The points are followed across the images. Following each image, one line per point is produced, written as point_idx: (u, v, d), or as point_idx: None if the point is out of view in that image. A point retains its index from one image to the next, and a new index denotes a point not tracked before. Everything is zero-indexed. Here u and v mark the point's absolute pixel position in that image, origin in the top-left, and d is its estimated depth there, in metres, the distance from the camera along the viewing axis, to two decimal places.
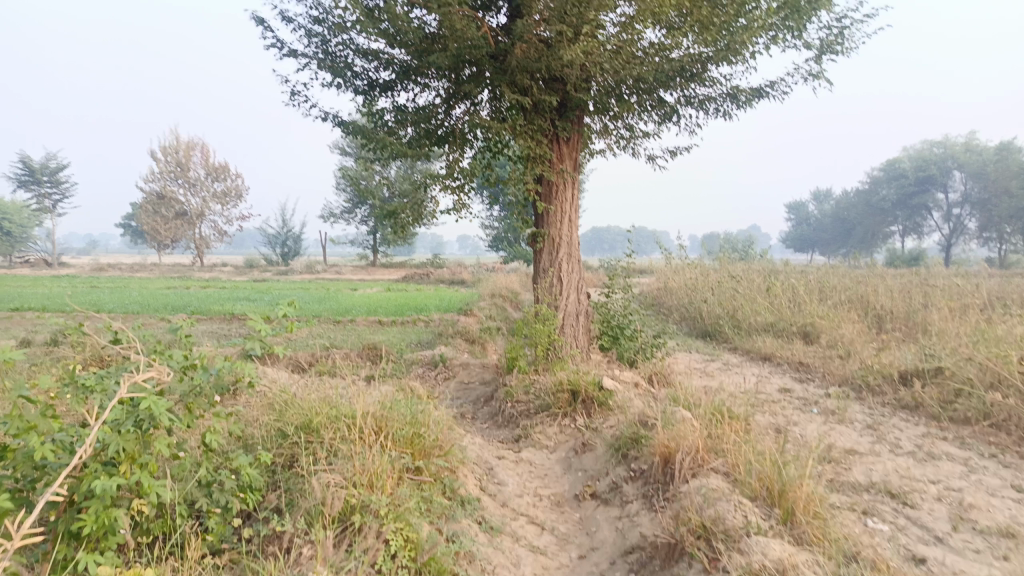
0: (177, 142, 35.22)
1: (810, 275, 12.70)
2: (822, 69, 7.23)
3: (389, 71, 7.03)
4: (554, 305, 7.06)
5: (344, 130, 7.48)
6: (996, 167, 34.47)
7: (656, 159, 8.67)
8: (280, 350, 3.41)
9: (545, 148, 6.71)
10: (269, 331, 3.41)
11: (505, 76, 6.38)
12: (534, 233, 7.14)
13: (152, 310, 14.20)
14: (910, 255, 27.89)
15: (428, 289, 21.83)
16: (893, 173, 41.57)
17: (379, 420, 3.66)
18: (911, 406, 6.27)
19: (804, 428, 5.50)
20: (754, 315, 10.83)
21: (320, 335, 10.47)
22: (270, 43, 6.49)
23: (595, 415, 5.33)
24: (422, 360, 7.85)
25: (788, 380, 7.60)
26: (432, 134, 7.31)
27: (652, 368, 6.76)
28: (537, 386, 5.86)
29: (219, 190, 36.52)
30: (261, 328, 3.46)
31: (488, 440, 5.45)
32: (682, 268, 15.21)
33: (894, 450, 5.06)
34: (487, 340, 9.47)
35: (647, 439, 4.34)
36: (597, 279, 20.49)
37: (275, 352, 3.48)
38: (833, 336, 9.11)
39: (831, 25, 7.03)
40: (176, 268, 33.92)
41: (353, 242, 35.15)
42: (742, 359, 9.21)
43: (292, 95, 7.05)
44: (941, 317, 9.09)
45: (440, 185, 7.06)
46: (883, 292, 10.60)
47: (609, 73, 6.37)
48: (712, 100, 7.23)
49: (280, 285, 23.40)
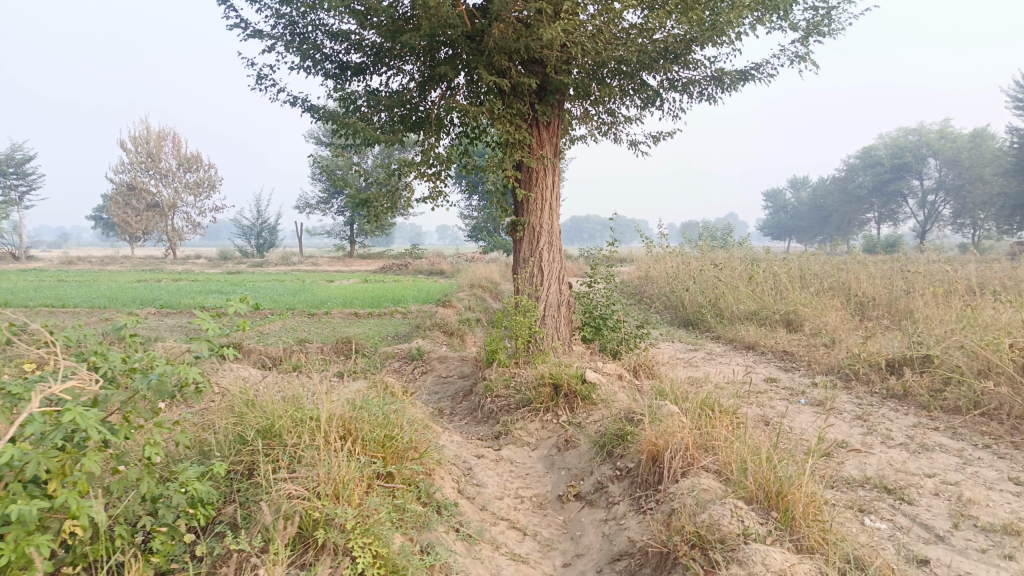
0: (148, 132, 34.47)
1: (792, 263, 12.58)
2: (808, 51, 7.04)
3: (360, 53, 6.72)
4: (535, 296, 6.83)
5: (314, 115, 7.16)
6: (970, 154, 34.70)
7: (637, 145, 8.45)
8: (231, 352, 3.16)
9: (524, 133, 6.45)
10: (216, 333, 3.15)
11: (481, 57, 6.11)
12: (514, 221, 6.90)
13: (121, 303, 13.79)
14: (886, 241, 27.98)
15: (406, 280, 21.56)
16: (869, 161, 41.82)
17: (348, 420, 3.41)
18: (900, 395, 6.13)
19: (793, 420, 5.33)
20: (736, 303, 10.68)
21: (293, 328, 10.16)
22: (232, 22, 6.14)
23: (579, 410, 5.11)
24: (398, 354, 7.58)
25: (773, 370, 7.45)
26: (406, 120, 7.04)
27: (635, 359, 6.55)
28: (518, 380, 5.64)
29: (191, 181, 35.80)
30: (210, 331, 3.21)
31: (466, 436, 5.22)
32: (663, 257, 15.05)
33: (886, 442, 4.90)
34: (466, 331, 9.23)
35: (633, 436, 4.13)
36: (577, 270, 20.32)
37: (226, 352, 3.18)
38: (817, 324, 8.97)
39: (817, 5, 6.81)
40: (149, 260, 33.23)
41: (330, 233, 34.65)
42: (726, 348, 9.05)
43: (258, 79, 6.71)
44: (925, 303, 9.00)
45: (415, 173, 6.78)
46: (865, 279, 10.49)
47: (590, 55, 6.12)
48: (695, 83, 7.02)
49: (254, 277, 22.95)
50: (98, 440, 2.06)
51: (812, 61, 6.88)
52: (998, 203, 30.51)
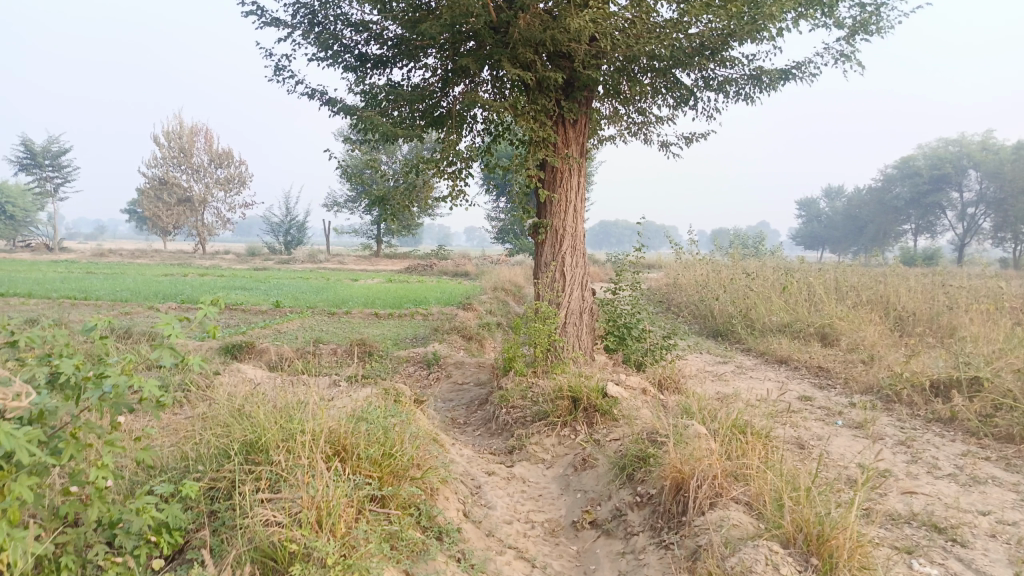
0: (181, 128, 34.86)
1: (827, 273, 12.11)
2: (853, 49, 6.64)
3: (381, 45, 6.49)
4: (556, 302, 6.51)
5: (333, 109, 6.93)
6: (1013, 167, 33.69)
7: (669, 146, 8.10)
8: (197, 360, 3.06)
9: (549, 130, 6.14)
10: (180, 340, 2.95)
11: (505, 50, 5.84)
12: (536, 223, 6.59)
13: (143, 298, 13.75)
14: (924, 254, 27.12)
15: (431, 281, 21.34)
16: (907, 171, 40.79)
17: (344, 434, 3.16)
18: (946, 419, 5.70)
19: (830, 445, 4.95)
20: (768, 314, 10.27)
21: (311, 328, 9.97)
22: (249, 9, 5.92)
23: (598, 426, 4.79)
24: (413, 358, 7.31)
25: (807, 387, 7.04)
26: (427, 115, 6.79)
27: (660, 372, 6.21)
28: (535, 391, 5.32)
29: (222, 177, 36.09)
30: (174, 336, 3.08)
31: (478, 450, 4.93)
32: (693, 265, 14.63)
33: (932, 472, 4.50)
34: (485, 336, 8.95)
35: (656, 458, 3.80)
36: (603, 275, 20.00)
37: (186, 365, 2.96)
38: (854, 339, 8.54)
39: (865, 1, 6.40)
40: (179, 255, 33.48)
41: (358, 232, 34.66)
42: (756, 362, 8.66)
43: (276, 70, 6.51)
44: (971, 321, 8.51)
45: (435, 170, 6.51)
46: (904, 292, 10.00)
47: (620, 49, 5.81)
48: (732, 82, 6.67)
49: (279, 274, 22.94)
50: (31, 461, 1.81)
51: (857, 60, 6.48)
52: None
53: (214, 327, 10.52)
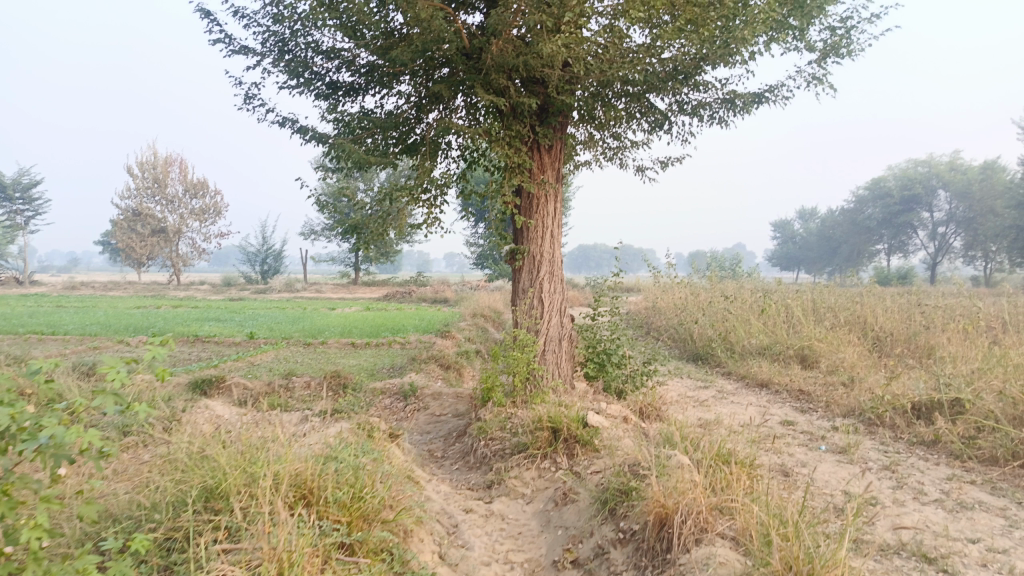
0: (156, 158, 34.57)
1: (805, 294, 12.16)
2: (825, 72, 6.69)
3: (353, 72, 6.42)
4: (534, 329, 6.39)
5: (305, 136, 6.82)
6: (980, 186, 34.46)
7: (645, 171, 8.09)
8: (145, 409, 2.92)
9: (524, 156, 6.07)
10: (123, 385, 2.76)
11: (479, 75, 5.80)
12: (513, 249, 6.49)
13: (114, 331, 13.43)
14: (898, 273, 27.48)
15: (409, 309, 21.15)
16: (878, 192, 41.50)
17: (310, 476, 3.03)
18: (929, 442, 5.64)
19: (815, 472, 4.85)
20: (747, 337, 10.24)
21: (286, 360, 9.76)
22: (217, 38, 5.83)
23: (579, 457, 4.67)
24: (389, 390, 7.14)
25: (789, 411, 6.97)
26: (401, 142, 6.71)
27: (641, 400, 6.11)
28: (514, 422, 5.17)
29: (197, 207, 35.74)
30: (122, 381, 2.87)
31: (455, 486, 4.78)
32: (671, 288, 14.62)
33: (918, 498, 4.42)
34: (463, 365, 8.80)
35: (639, 492, 3.69)
36: (583, 300, 19.98)
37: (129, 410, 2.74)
38: (833, 361, 8.51)
39: (835, 25, 6.47)
40: (152, 286, 32.97)
41: (335, 260, 34.40)
42: (738, 385, 8.60)
43: (246, 98, 6.41)
44: (948, 340, 8.54)
45: (409, 197, 6.41)
46: (881, 312, 10.04)
47: (593, 74, 5.78)
48: (705, 106, 6.67)
49: (255, 305, 22.65)
50: None
51: (829, 83, 6.51)
52: (1010, 237, 30.16)
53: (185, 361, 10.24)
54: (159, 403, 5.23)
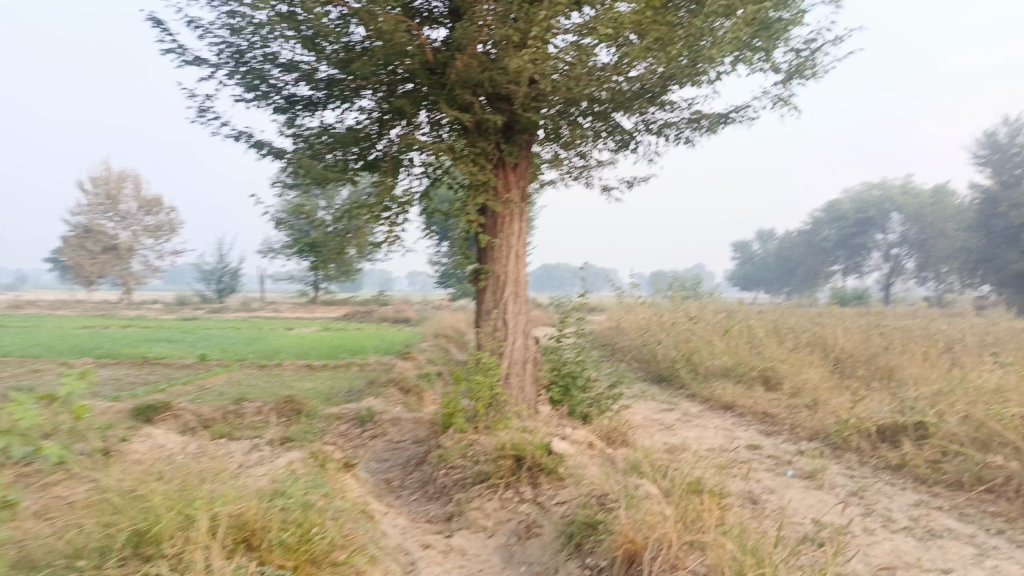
0: (108, 173, 33.63)
1: (767, 315, 12.20)
2: (790, 94, 6.70)
3: (312, 86, 6.21)
4: (499, 352, 6.21)
5: (261, 151, 6.57)
6: (930, 211, 35.56)
7: (610, 191, 8.02)
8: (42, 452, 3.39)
9: (489, 174, 5.92)
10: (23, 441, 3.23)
11: (442, 91, 5.65)
12: (476, 269, 6.31)
13: (57, 353, 12.82)
14: (853, 294, 28.08)
15: (370, 329, 20.79)
16: (832, 215, 42.48)
17: (253, 517, 2.85)
18: (895, 467, 5.59)
19: (783, 499, 4.75)
20: (711, 358, 10.20)
21: (239, 383, 9.39)
22: (168, 47, 5.58)
23: (544, 487, 4.50)
24: (346, 415, 6.87)
25: (754, 435, 6.90)
26: (362, 158, 6.51)
27: (606, 425, 5.96)
28: (476, 449, 4.96)
29: (151, 224, 34.84)
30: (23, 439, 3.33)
31: (413, 518, 4.55)
32: (635, 308, 14.59)
33: (888, 526, 4.34)
34: (424, 388, 8.55)
35: (606, 525, 3.55)
36: (546, 320, 19.87)
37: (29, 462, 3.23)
38: (796, 383, 8.48)
39: (799, 47, 6.48)
40: (102, 305, 31.91)
41: (294, 279, 33.78)
42: (702, 408, 8.52)
43: (199, 111, 6.15)
44: (908, 362, 8.60)
45: (369, 215, 6.20)
46: (841, 333, 10.11)
47: (559, 92, 5.68)
48: (671, 126, 6.62)
49: (209, 324, 22.02)
50: None
51: (794, 104, 6.52)
52: (959, 260, 31.12)
53: (132, 384, 9.79)
54: (97, 434, 4.94)
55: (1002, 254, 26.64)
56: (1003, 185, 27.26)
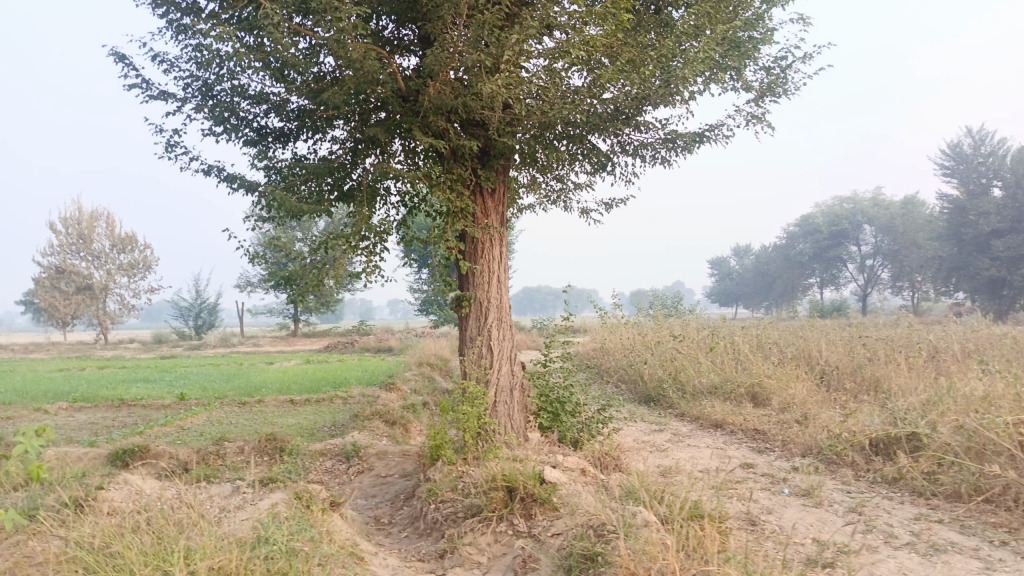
0: (80, 213, 33.19)
1: (750, 330, 12.18)
2: (763, 111, 6.72)
3: (283, 117, 6.12)
4: (484, 380, 6.09)
5: (233, 185, 6.45)
6: (902, 221, 36.12)
7: (589, 213, 7.98)
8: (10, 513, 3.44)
9: (467, 200, 5.84)
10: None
11: (416, 117, 5.59)
12: (458, 296, 6.21)
13: (28, 399, 12.44)
14: (832, 305, 28.29)
15: (352, 360, 20.52)
16: (807, 228, 42.95)
17: (234, 568, 2.83)
18: (891, 480, 5.53)
19: (782, 518, 4.65)
20: (697, 376, 10.13)
21: (219, 422, 9.15)
22: (133, 82, 5.46)
23: (538, 518, 4.37)
24: (331, 451, 6.69)
25: (746, 453, 6.82)
26: (337, 188, 6.40)
27: (598, 449, 5.84)
28: (466, 482, 4.83)
29: (125, 262, 34.35)
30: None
31: (404, 557, 4.38)
32: (618, 329, 14.53)
33: (890, 542, 4.26)
34: (410, 420, 8.37)
35: (604, 557, 3.43)
36: (529, 344, 19.74)
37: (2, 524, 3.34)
38: (785, 398, 8.43)
39: (770, 64, 6.52)
40: (77, 347, 31.25)
41: (273, 312, 33.38)
42: (692, 427, 8.43)
43: (167, 146, 6.02)
44: (893, 372, 8.60)
45: (346, 245, 6.08)
46: (826, 346, 10.10)
47: (534, 115, 5.64)
48: (647, 146, 6.61)
49: (187, 362, 21.60)
50: None
51: (768, 121, 6.54)
52: (932, 268, 31.59)
53: (108, 427, 9.49)
54: (70, 484, 4.75)
55: (975, 261, 27.08)
56: (971, 193, 27.80)
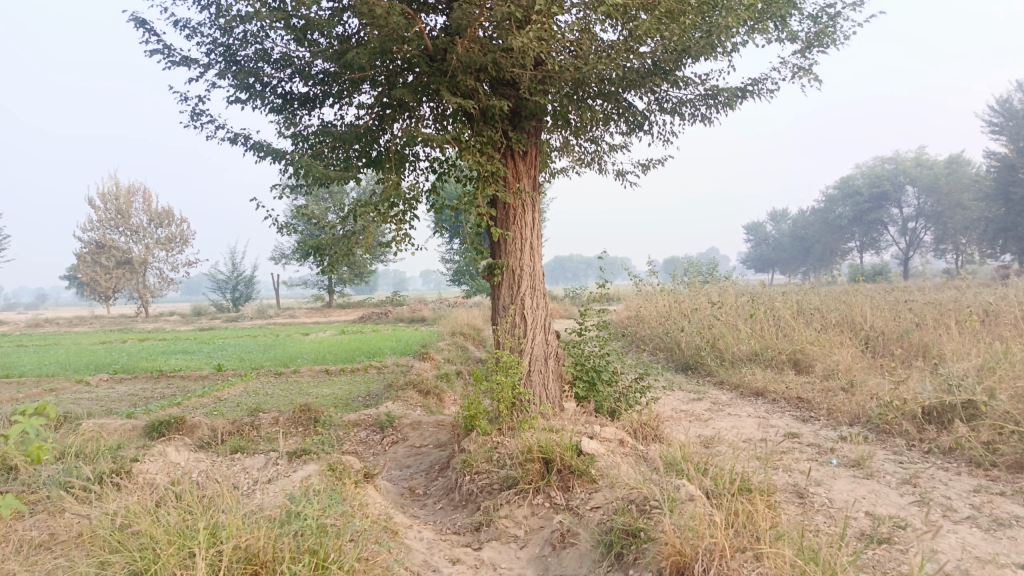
0: (118, 189, 33.69)
1: (791, 296, 11.82)
2: (810, 63, 6.35)
3: (308, 82, 5.95)
4: (518, 349, 5.94)
5: (260, 153, 6.33)
6: (947, 181, 34.86)
7: (625, 176, 7.72)
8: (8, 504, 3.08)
9: (498, 164, 5.63)
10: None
11: (444, 77, 5.37)
12: (490, 264, 6.03)
13: (72, 371, 12.67)
14: (873, 269, 27.39)
15: (386, 330, 20.59)
16: (847, 191, 41.76)
17: (262, 549, 2.73)
18: (946, 450, 5.27)
19: (832, 491, 4.44)
20: (737, 343, 9.88)
21: (255, 393, 9.19)
22: (155, 49, 5.34)
23: (576, 490, 4.23)
24: (365, 422, 6.63)
25: (790, 421, 6.60)
26: (365, 155, 6.24)
27: (636, 420, 5.67)
28: (501, 453, 4.71)
29: (163, 236, 34.88)
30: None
31: (439, 530, 4.28)
32: (654, 296, 14.26)
33: (949, 516, 4.04)
34: (444, 390, 8.29)
35: (647, 534, 3.28)
36: (562, 313, 19.57)
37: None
38: (828, 365, 8.15)
39: (818, 13, 6.13)
40: (120, 320, 31.95)
41: (308, 284, 33.66)
42: (732, 396, 8.21)
43: (193, 115, 5.91)
44: (944, 337, 8.24)
45: (374, 213, 5.93)
46: (870, 310, 9.74)
47: (566, 72, 5.38)
48: (687, 103, 6.31)
49: (225, 334, 21.90)
50: None
51: (815, 74, 6.18)
52: (980, 229, 30.46)
53: (147, 398, 9.59)
54: (105, 457, 4.73)
55: None
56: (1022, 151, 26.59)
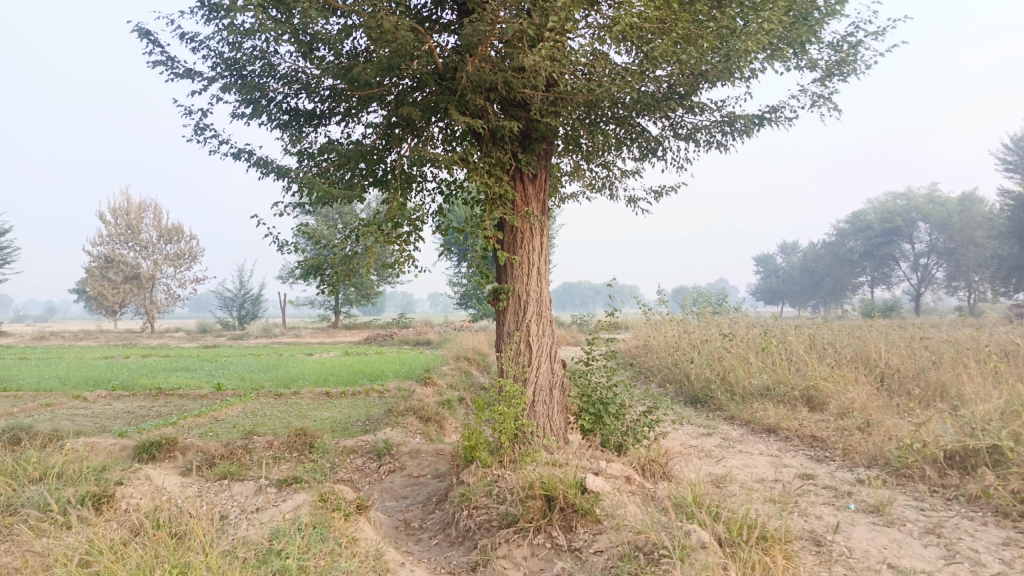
0: (129, 204, 33.77)
1: (803, 329, 11.56)
2: (830, 92, 6.19)
3: (314, 98, 5.83)
4: (522, 378, 5.72)
5: (263, 170, 6.19)
6: (959, 219, 34.57)
7: (637, 202, 7.55)
8: None
9: (506, 185, 5.46)
10: None
11: (453, 96, 5.23)
12: (495, 289, 5.83)
13: (72, 386, 12.50)
14: (884, 304, 26.99)
15: (390, 353, 20.40)
16: (858, 225, 41.51)
17: None
18: (970, 498, 4.99)
19: (851, 539, 4.18)
20: (747, 377, 9.62)
21: (253, 415, 8.96)
22: (158, 60, 5.23)
23: (579, 530, 3.98)
24: (362, 448, 6.40)
25: (804, 461, 6.33)
26: (370, 173, 6.08)
27: (644, 455, 5.42)
28: (501, 487, 4.47)
29: (171, 252, 34.91)
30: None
31: (433, 569, 4.04)
32: (663, 325, 14.01)
33: (978, 571, 3.77)
34: (445, 417, 8.05)
35: None
36: (568, 341, 19.32)
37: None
38: (843, 402, 7.88)
39: (838, 40, 5.99)
40: (125, 335, 31.86)
41: (315, 303, 33.53)
42: (743, 432, 7.95)
43: (196, 129, 5.79)
44: (963, 378, 7.96)
45: (377, 233, 5.75)
46: (886, 347, 9.47)
47: (579, 94, 5.23)
48: (702, 130, 6.15)
49: (229, 352, 21.73)
50: None
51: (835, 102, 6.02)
52: (992, 267, 30.13)
53: (143, 415, 9.38)
54: (85, 479, 4.51)
55: None
56: None
